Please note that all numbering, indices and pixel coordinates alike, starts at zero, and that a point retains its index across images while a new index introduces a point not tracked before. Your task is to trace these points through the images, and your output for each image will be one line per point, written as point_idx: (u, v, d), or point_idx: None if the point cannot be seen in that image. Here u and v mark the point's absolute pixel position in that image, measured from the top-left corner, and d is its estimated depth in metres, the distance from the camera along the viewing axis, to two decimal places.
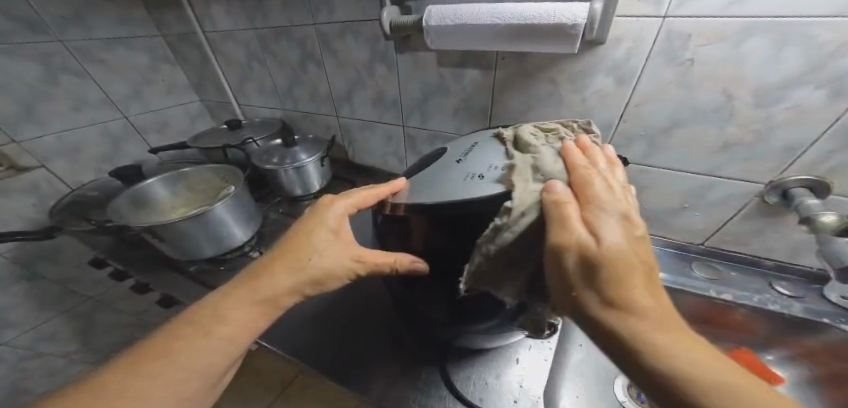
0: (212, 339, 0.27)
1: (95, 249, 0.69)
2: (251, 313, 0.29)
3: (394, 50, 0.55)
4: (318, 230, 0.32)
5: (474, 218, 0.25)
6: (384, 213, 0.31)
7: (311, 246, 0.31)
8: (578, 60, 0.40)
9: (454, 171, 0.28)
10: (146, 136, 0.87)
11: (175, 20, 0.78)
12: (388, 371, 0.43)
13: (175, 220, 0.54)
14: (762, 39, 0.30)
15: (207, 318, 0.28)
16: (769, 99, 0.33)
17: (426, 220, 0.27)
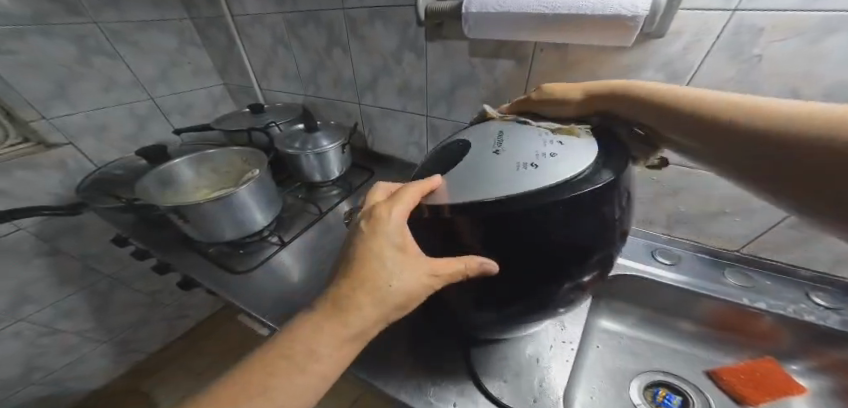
0: (308, 377, 0.25)
1: (119, 227, 0.70)
2: (338, 349, 0.26)
3: (425, 38, 0.54)
4: (387, 249, 0.26)
5: (531, 213, 0.24)
6: (420, 216, 0.28)
7: (383, 270, 0.26)
8: (625, 54, 0.38)
9: (499, 162, 0.27)
10: (170, 117, 0.87)
11: (206, 4, 0.77)
12: (407, 358, 0.44)
13: (200, 202, 0.54)
14: (845, 35, 0.28)
15: (296, 357, 0.25)
16: (843, 100, 0.31)
17: (476, 218, 0.25)
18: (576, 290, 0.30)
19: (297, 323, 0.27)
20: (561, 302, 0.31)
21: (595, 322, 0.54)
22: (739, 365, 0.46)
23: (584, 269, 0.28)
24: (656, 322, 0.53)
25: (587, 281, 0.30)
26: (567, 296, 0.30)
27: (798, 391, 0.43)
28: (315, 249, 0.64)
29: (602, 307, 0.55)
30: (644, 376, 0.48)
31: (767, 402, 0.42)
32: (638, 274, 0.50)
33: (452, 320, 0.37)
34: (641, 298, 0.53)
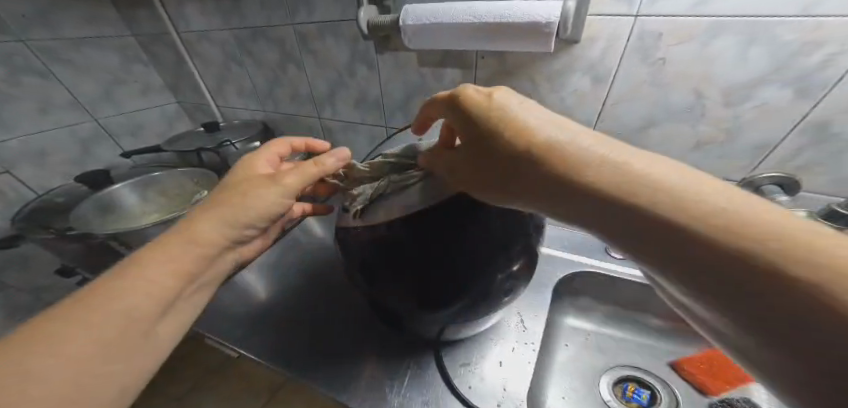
0: (196, 235, 0.30)
1: (64, 258, 0.65)
2: (231, 219, 0.32)
3: (374, 51, 0.54)
4: (262, 163, 0.38)
5: (464, 217, 0.28)
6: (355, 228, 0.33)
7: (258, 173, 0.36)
8: (556, 60, 0.40)
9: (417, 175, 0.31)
10: (119, 139, 0.84)
11: (147, 20, 0.75)
12: (368, 365, 0.43)
13: (145, 226, 0.51)
14: (729, 39, 0.31)
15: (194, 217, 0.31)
16: (738, 98, 0.34)
17: (425, 228, 0.28)
18: (511, 278, 0.32)
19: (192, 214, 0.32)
20: (500, 293, 0.33)
21: (561, 321, 0.54)
22: (698, 355, 0.47)
23: (507, 260, 0.30)
24: (622, 318, 0.53)
25: (519, 268, 0.32)
26: (505, 286, 0.33)
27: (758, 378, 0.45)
28: (278, 267, 0.61)
29: (567, 306, 0.55)
30: (613, 372, 0.48)
31: (726, 390, 0.43)
32: (593, 270, 0.52)
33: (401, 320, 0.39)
34: (602, 294, 0.54)
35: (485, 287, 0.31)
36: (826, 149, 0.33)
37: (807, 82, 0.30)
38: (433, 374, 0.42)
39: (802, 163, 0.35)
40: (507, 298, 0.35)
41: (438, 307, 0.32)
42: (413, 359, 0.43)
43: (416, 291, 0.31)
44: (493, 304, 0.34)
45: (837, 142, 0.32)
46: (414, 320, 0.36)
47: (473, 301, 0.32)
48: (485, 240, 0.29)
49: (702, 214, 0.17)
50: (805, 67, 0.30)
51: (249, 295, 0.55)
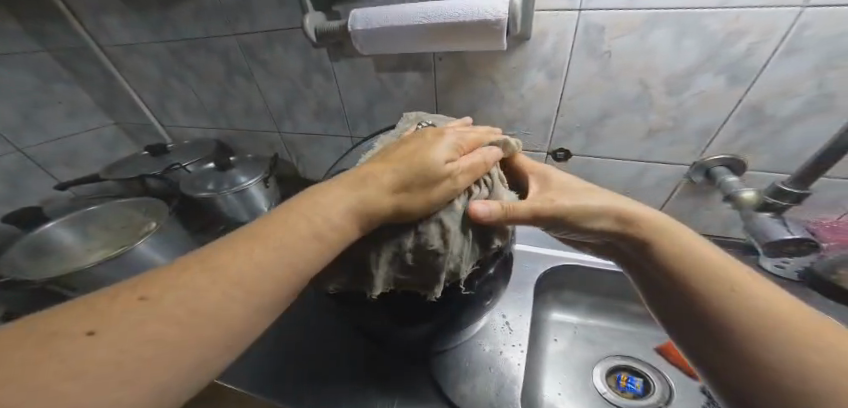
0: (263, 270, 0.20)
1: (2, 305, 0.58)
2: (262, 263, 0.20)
3: (328, 58, 0.51)
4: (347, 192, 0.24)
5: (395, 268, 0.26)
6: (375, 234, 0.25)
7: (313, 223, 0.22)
8: (510, 57, 0.39)
9: None
10: (50, 169, 0.78)
11: (61, 36, 0.68)
12: (353, 387, 0.40)
13: (87, 265, 0.46)
14: (664, 30, 0.31)
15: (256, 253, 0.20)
16: (678, 87, 0.34)
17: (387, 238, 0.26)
18: (489, 281, 0.32)
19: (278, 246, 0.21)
20: (478, 297, 0.32)
21: (548, 317, 0.55)
22: None
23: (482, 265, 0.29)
24: (604, 307, 0.54)
25: (495, 271, 0.31)
26: (484, 290, 0.32)
27: None
28: None
29: (550, 301, 0.55)
30: (605, 363, 0.49)
31: None
32: (572, 263, 0.52)
33: (383, 336, 0.37)
34: (581, 285, 0.54)
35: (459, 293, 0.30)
36: (768, 129, 0.34)
37: (737, 69, 0.32)
38: (425, 388, 0.40)
39: (745, 143, 0.36)
40: (489, 301, 0.35)
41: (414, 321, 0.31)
42: (399, 380, 0.41)
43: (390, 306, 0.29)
44: (475, 307, 0.33)
45: (768, 125, 0.34)
46: (392, 335, 0.34)
47: (448, 309, 0.31)
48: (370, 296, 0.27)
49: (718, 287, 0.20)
50: (733, 55, 0.31)
51: None
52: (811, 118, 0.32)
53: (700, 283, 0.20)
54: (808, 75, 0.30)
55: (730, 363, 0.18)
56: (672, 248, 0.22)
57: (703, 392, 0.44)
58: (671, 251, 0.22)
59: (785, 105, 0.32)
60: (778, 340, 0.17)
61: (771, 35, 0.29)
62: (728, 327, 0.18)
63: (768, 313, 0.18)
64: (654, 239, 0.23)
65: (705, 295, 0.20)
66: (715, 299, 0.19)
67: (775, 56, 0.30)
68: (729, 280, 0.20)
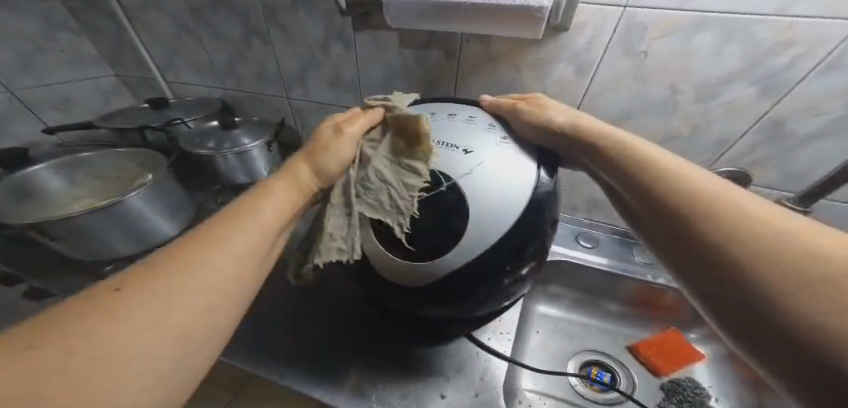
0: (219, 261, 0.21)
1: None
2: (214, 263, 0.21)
3: (352, 29, 0.50)
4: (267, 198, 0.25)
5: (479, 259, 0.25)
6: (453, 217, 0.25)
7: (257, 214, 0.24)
8: (541, 47, 0.39)
9: (477, 158, 0.26)
10: (40, 113, 0.73)
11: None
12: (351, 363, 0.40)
13: (72, 212, 0.43)
14: (710, 33, 0.31)
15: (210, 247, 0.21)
16: (708, 95, 0.35)
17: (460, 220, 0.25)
18: (517, 281, 0.29)
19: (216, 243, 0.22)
20: (503, 297, 0.30)
21: (532, 308, 0.56)
22: (652, 338, 0.52)
23: (520, 262, 0.27)
24: (589, 304, 0.56)
25: (526, 272, 0.29)
26: (509, 290, 0.29)
27: (697, 358, 0.50)
28: None
29: (539, 294, 0.57)
30: (579, 357, 0.51)
31: (674, 371, 0.48)
32: (565, 258, 0.53)
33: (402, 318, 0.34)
34: (570, 281, 0.56)
35: (495, 291, 0.27)
36: (786, 145, 0.35)
37: (773, 81, 0.32)
38: (413, 365, 0.40)
39: (757, 157, 0.37)
40: (507, 303, 0.32)
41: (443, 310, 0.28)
42: (389, 364, 0.40)
43: (432, 296, 0.26)
44: (499, 303, 0.31)
45: (788, 141, 0.35)
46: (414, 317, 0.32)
47: (480, 304, 0.28)
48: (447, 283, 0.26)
49: (718, 221, 0.19)
50: (772, 67, 0.31)
51: None
52: (833, 139, 0.33)
53: (740, 247, 0.18)
54: (840, 94, 0.31)
55: (761, 332, 0.17)
56: (696, 199, 0.20)
57: (662, 389, 0.47)
58: (671, 187, 0.21)
59: (810, 122, 0.33)
60: (768, 267, 0.17)
61: (819, 48, 0.29)
62: (770, 297, 0.16)
63: (818, 278, 0.16)
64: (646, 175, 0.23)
65: (747, 263, 0.17)
66: (701, 235, 0.19)
67: (815, 70, 0.30)
68: (794, 245, 0.17)
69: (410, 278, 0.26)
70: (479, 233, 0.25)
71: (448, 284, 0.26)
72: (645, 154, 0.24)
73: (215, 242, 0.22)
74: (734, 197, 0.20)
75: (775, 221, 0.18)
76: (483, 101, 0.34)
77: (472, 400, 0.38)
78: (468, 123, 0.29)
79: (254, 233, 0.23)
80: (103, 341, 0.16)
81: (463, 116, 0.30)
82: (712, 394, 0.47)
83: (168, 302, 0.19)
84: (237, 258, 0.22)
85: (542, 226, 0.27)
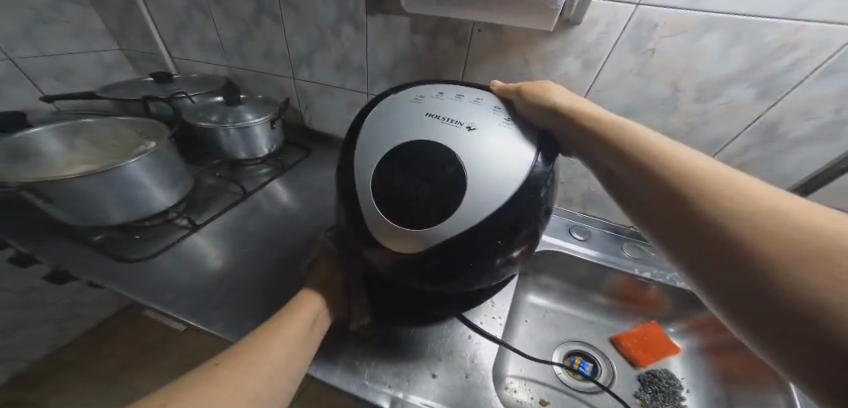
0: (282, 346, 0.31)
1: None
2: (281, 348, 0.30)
3: (365, 12, 0.50)
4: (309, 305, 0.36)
5: (474, 235, 0.26)
6: (451, 191, 0.26)
7: (303, 315, 0.34)
8: (551, 40, 0.40)
9: (476, 136, 0.27)
10: (38, 82, 0.71)
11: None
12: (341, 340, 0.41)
13: (70, 175, 0.42)
14: (717, 34, 0.33)
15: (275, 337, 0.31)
16: (708, 94, 0.37)
17: (456, 194, 0.26)
18: (509, 262, 0.30)
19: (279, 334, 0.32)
20: (494, 277, 0.31)
21: (523, 298, 0.57)
22: (635, 330, 0.54)
23: (513, 242, 0.28)
24: (577, 297, 0.58)
25: (517, 254, 0.30)
26: (500, 271, 0.30)
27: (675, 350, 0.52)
28: (237, 231, 0.55)
29: (530, 284, 0.58)
30: (564, 347, 0.53)
31: (651, 362, 0.50)
32: (559, 250, 0.55)
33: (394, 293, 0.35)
34: (561, 273, 0.57)
35: (487, 269, 0.29)
36: (777, 147, 0.37)
37: (770, 84, 0.34)
38: (403, 345, 0.41)
39: (746, 159, 0.39)
40: (497, 284, 0.33)
41: (435, 286, 0.29)
42: (381, 342, 0.41)
43: (426, 270, 0.27)
44: (490, 283, 0.32)
45: (780, 142, 0.37)
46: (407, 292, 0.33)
47: (472, 281, 0.29)
48: (442, 257, 0.26)
49: (716, 201, 0.20)
50: (772, 70, 0.33)
51: (204, 262, 0.49)
52: (821, 142, 0.35)
53: (738, 225, 0.18)
54: (833, 99, 0.32)
55: (756, 306, 0.17)
56: (696, 180, 0.21)
57: (638, 380, 0.49)
58: (672, 170, 0.22)
59: (801, 125, 0.35)
60: (767, 244, 0.17)
61: (820, 53, 0.31)
62: (768, 270, 0.17)
63: (813, 254, 0.16)
64: (647, 157, 0.24)
65: (746, 239, 0.18)
66: (700, 217, 0.20)
67: (811, 76, 0.32)
68: (789, 222, 0.17)
69: (402, 248, 0.27)
70: (480, 210, 0.26)
71: (442, 258, 0.26)
72: (648, 139, 0.25)
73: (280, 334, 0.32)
74: (729, 178, 0.20)
75: (773, 202, 0.19)
76: (493, 85, 0.35)
77: (463, 381, 0.39)
78: (474, 106, 0.30)
79: (303, 329, 0.33)
80: (214, 394, 0.25)
81: (469, 98, 0.31)
82: (683, 385, 0.49)
83: (253, 369, 0.28)
84: (293, 345, 0.31)
85: (536, 209, 0.28)
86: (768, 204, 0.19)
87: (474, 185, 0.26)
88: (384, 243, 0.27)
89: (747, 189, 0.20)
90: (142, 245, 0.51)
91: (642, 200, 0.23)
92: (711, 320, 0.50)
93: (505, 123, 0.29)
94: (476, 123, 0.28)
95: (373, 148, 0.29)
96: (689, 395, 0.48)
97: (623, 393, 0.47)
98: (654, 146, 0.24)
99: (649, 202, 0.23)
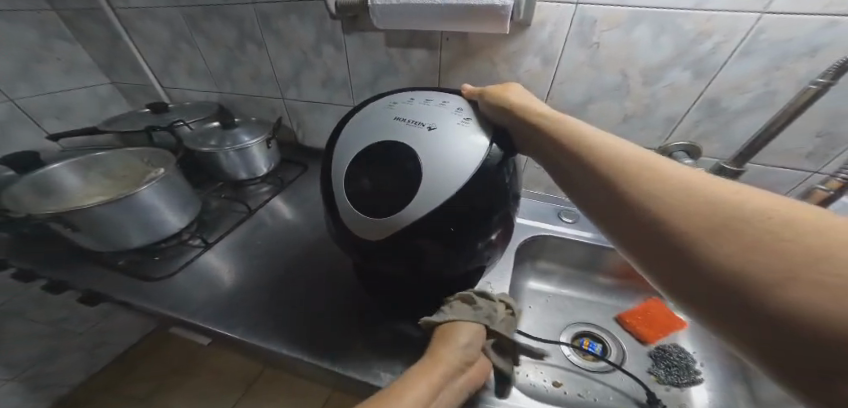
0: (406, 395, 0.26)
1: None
2: (408, 395, 0.26)
3: (342, 31, 0.54)
4: (447, 353, 0.31)
5: (447, 223, 0.30)
6: (418, 182, 0.30)
7: (441, 362, 0.30)
8: (512, 42, 0.43)
9: (440, 133, 0.31)
10: (41, 122, 0.76)
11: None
12: (346, 332, 0.43)
13: (93, 204, 0.47)
14: (646, 25, 0.36)
15: (403, 383, 0.28)
16: (652, 78, 0.40)
17: (426, 187, 0.29)
18: (489, 246, 0.35)
19: (415, 379, 0.28)
20: (479, 261, 0.35)
21: (524, 285, 0.61)
22: (638, 307, 0.56)
23: (488, 228, 0.33)
24: (574, 278, 0.61)
25: (496, 238, 0.35)
26: (483, 254, 0.35)
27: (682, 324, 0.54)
28: (245, 246, 0.59)
29: (527, 270, 0.62)
30: (570, 330, 0.56)
31: (658, 337, 0.52)
32: (549, 233, 0.58)
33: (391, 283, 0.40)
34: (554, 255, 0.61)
35: (467, 251, 0.33)
36: (720, 120, 0.41)
37: (701, 66, 0.37)
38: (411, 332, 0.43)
39: (701, 132, 0.42)
40: (483, 266, 0.38)
41: (424, 272, 0.34)
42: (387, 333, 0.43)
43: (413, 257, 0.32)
44: (475, 265, 0.36)
45: (723, 116, 0.40)
46: (402, 280, 0.37)
47: (456, 265, 0.34)
48: (423, 245, 0.31)
49: (644, 185, 0.21)
50: (699, 53, 0.37)
51: (216, 277, 0.53)
52: (759, 112, 0.38)
53: (661, 205, 0.20)
54: (757, 75, 0.36)
55: (684, 281, 0.18)
56: (628, 168, 0.23)
57: (649, 355, 0.51)
58: (607, 161, 0.24)
59: (736, 99, 0.38)
60: (684, 220, 0.18)
61: (733, 36, 0.35)
62: (688, 246, 0.18)
63: (728, 223, 0.17)
64: (589, 153, 0.26)
65: (669, 217, 0.19)
66: (632, 201, 0.21)
67: (733, 55, 0.36)
68: (710, 196, 0.18)
69: (387, 237, 0.31)
70: (438, 198, 0.29)
71: (424, 245, 0.31)
72: (592, 137, 0.27)
73: (407, 381, 0.28)
74: (654, 168, 0.22)
75: (696, 180, 0.20)
76: (465, 89, 0.39)
77: None
78: (440, 108, 0.34)
79: (433, 376, 0.28)
80: None
81: (435, 102, 0.35)
82: (696, 359, 0.51)
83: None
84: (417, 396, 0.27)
85: (503, 198, 0.33)
86: (691, 182, 0.20)
87: (430, 175, 0.29)
88: (363, 235, 0.32)
89: (673, 171, 0.21)
90: (161, 264, 0.55)
91: (590, 190, 0.25)
92: None
93: (467, 120, 0.33)
94: (441, 122, 0.32)
95: (355, 156, 0.33)
96: (703, 368, 0.49)
97: (635, 369, 0.49)
98: (597, 140, 0.26)
99: (594, 192, 0.25)
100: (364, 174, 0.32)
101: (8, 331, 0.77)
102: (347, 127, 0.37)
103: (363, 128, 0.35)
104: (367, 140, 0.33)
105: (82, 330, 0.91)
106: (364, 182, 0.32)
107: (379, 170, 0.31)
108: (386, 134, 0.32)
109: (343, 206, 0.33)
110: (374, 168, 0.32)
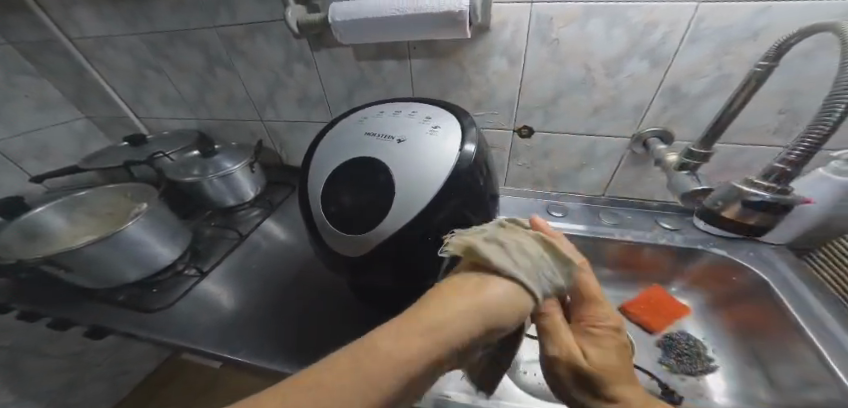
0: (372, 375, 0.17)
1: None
2: (381, 372, 0.17)
3: (309, 49, 0.54)
4: (454, 301, 0.19)
5: (425, 230, 0.30)
6: (390, 193, 0.30)
7: (443, 317, 0.19)
8: (476, 45, 0.43)
9: (409, 144, 0.31)
10: (21, 164, 0.76)
11: (24, 25, 0.67)
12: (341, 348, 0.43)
13: (79, 244, 0.47)
14: (598, 20, 0.37)
15: (376, 348, 0.18)
16: (614, 70, 0.41)
17: (399, 197, 0.30)
18: None
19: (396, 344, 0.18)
20: None
21: None
22: (638, 297, 0.54)
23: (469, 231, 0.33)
24: None
25: None
26: None
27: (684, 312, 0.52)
28: (240, 271, 0.59)
29: None
30: None
31: (664, 326, 0.51)
32: None
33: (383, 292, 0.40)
34: None
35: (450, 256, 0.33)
36: (682, 106, 0.41)
37: (655, 56, 0.38)
38: None
39: (670, 117, 0.43)
40: None
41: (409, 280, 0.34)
42: None
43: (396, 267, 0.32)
44: None
45: (686, 101, 0.41)
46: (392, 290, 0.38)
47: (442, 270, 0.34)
48: (402, 253, 0.31)
49: None
50: (650, 43, 0.37)
51: (214, 304, 0.53)
52: (718, 95, 0.39)
53: None
54: (709, 60, 0.37)
55: None
56: None
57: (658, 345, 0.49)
58: None
59: (695, 84, 0.39)
60: None
61: (679, 25, 0.35)
62: None
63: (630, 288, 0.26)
64: None
65: None
66: None
67: (682, 43, 0.37)
68: None
69: (365, 249, 0.31)
70: (410, 209, 0.29)
71: (404, 254, 0.31)
72: None
73: (381, 352, 0.18)
74: None
75: None
76: None
77: None
78: (409, 118, 0.34)
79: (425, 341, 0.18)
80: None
81: (405, 113, 0.35)
82: (707, 345, 0.49)
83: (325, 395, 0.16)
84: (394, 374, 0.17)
85: (479, 199, 0.33)
86: None
87: (400, 187, 0.30)
88: (344, 251, 0.32)
89: None
90: (159, 297, 0.55)
91: None
92: (701, 269, 0.52)
93: (435, 127, 0.33)
94: (409, 133, 0.32)
95: (330, 173, 0.34)
96: (716, 355, 0.47)
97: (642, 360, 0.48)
98: None
99: None
100: (340, 191, 0.32)
101: (25, 372, 0.78)
102: (322, 145, 0.37)
103: (337, 146, 0.35)
104: (341, 159, 0.34)
105: (97, 363, 0.92)
106: (341, 198, 0.32)
107: (354, 185, 0.32)
108: (358, 151, 0.33)
109: (323, 224, 0.34)
110: (349, 184, 0.32)
